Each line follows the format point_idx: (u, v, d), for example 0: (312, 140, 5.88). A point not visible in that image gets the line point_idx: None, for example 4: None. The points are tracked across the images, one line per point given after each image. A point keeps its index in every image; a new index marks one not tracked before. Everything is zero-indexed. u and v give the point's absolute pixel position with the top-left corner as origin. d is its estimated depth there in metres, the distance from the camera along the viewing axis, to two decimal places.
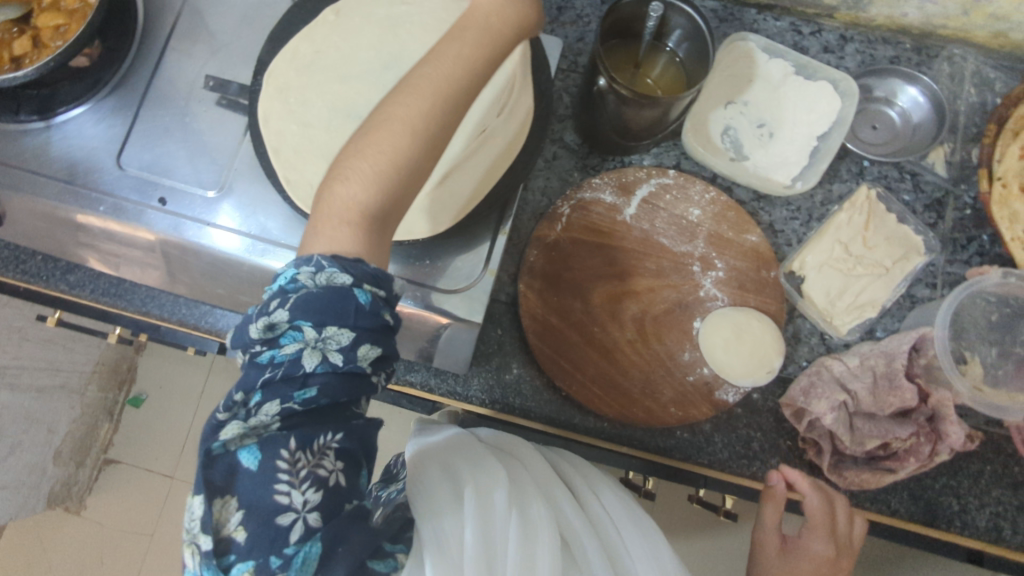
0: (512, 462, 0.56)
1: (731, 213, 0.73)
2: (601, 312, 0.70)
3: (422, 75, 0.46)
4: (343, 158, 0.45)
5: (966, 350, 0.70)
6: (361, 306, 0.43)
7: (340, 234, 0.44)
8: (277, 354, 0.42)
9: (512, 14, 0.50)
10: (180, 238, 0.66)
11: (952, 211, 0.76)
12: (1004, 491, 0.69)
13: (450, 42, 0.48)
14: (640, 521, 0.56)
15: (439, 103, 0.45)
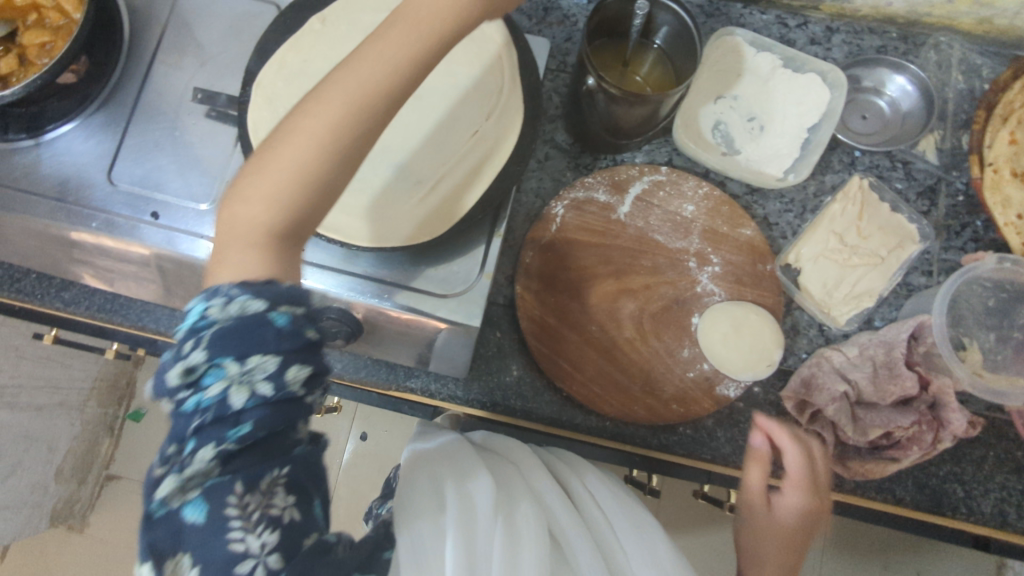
0: (503, 467, 0.55)
1: (724, 208, 0.73)
2: (599, 311, 0.70)
3: (332, 85, 0.45)
4: (248, 174, 0.45)
5: (964, 336, 0.70)
6: (281, 329, 0.39)
7: (248, 256, 0.43)
8: (202, 399, 0.37)
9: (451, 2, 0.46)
10: (173, 252, 0.65)
11: (945, 198, 0.77)
12: (1008, 476, 0.69)
13: (374, 40, 0.45)
14: (635, 517, 0.55)
15: (352, 113, 0.44)
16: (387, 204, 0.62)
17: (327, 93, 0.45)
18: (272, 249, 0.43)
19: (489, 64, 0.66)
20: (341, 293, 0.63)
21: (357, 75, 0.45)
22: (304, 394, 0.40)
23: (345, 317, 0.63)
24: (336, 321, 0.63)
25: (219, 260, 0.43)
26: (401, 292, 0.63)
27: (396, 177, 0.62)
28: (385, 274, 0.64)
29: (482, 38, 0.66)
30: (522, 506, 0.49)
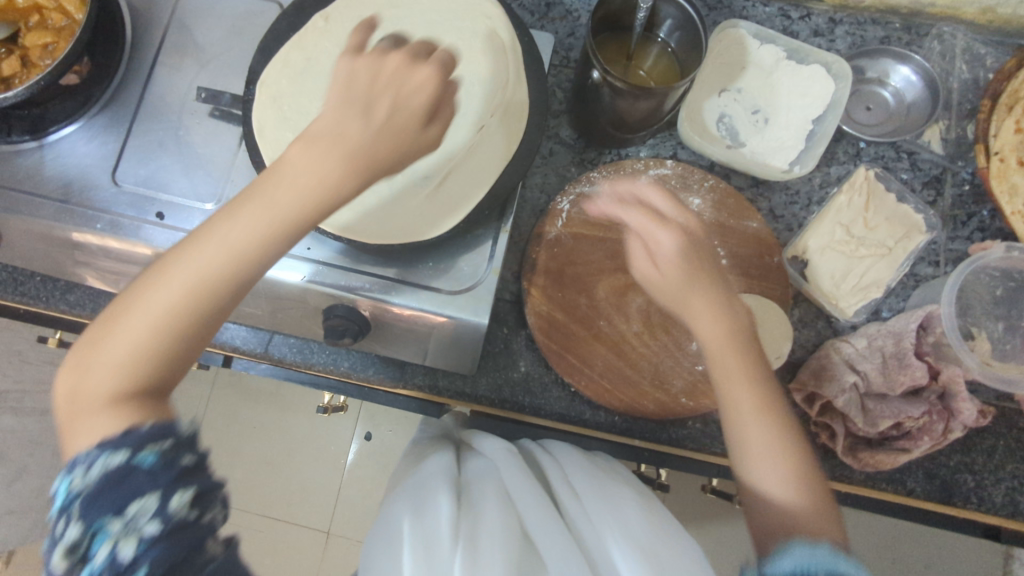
0: (478, 478, 0.55)
1: (730, 200, 0.73)
2: (607, 306, 0.70)
3: (189, 254, 0.43)
4: (95, 334, 0.43)
5: (972, 325, 0.70)
6: (148, 467, 0.39)
7: (98, 422, 0.41)
8: (92, 568, 0.37)
9: (331, 174, 0.43)
10: None
11: (951, 188, 0.76)
12: (1018, 465, 0.69)
13: (246, 211, 0.43)
14: (617, 500, 0.52)
15: (204, 295, 0.43)
16: None
17: (173, 269, 0.43)
18: (120, 411, 0.41)
19: None
20: (350, 292, 0.63)
21: (214, 250, 0.43)
22: (199, 514, 0.40)
23: (353, 316, 0.64)
24: (343, 319, 0.64)
25: (70, 432, 0.42)
26: (408, 290, 0.63)
27: None
28: (392, 273, 0.63)
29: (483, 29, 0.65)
30: (485, 510, 0.48)
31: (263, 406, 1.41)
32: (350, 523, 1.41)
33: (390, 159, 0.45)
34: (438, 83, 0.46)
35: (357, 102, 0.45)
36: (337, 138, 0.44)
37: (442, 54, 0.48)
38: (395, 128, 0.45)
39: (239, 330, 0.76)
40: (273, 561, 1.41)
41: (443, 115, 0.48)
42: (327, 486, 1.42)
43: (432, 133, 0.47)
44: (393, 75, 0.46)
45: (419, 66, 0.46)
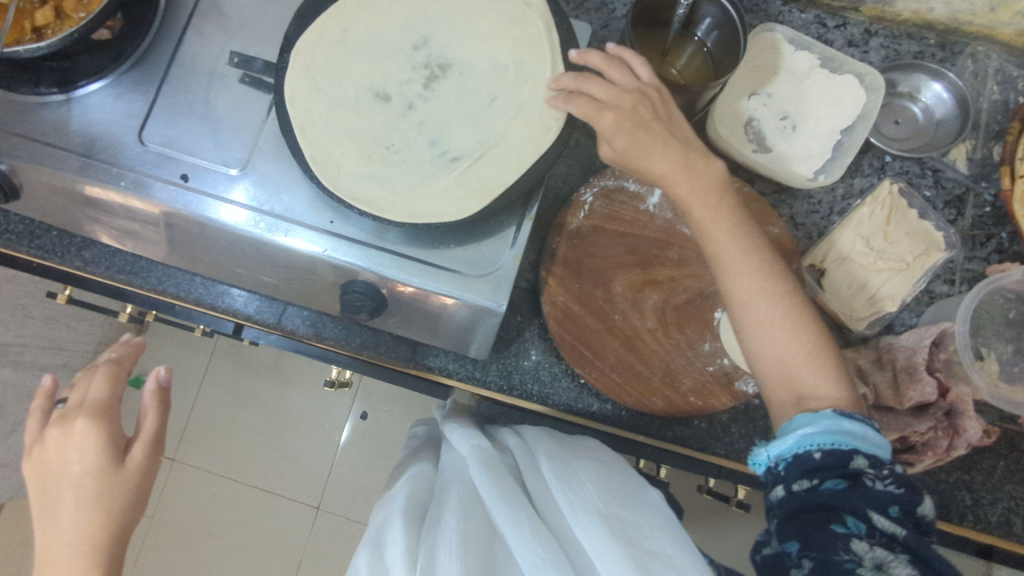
0: (451, 492, 0.62)
1: (754, 205, 0.73)
2: (622, 300, 0.70)
3: None
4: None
5: (981, 346, 0.70)
6: None
7: None
8: None
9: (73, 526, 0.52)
10: (188, 213, 0.63)
11: (972, 208, 0.77)
12: (1016, 486, 0.70)
13: None
14: (571, 470, 0.57)
15: None
16: (423, 182, 0.62)
17: None
18: None
19: (531, 48, 0.66)
20: (372, 269, 0.63)
21: None
22: None
23: (370, 292, 0.64)
24: (361, 294, 0.65)
25: None
26: (429, 271, 0.63)
27: (433, 155, 0.63)
28: (414, 253, 0.63)
29: (523, 22, 0.67)
30: (447, 526, 0.55)
31: (265, 377, 1.43)
32: (340, 499, 1.41)
33: (109, 506, 0.53)
34: (101, 429, 0.56)
35: (53, 486, 0.53)
36: (65, 539, 0.51)
37: (99, 393, 0.58)
38: (89, 480, 0.53)
39: (249, 299, 0.77)
40: (260, 534, 1.40)
41: (141, 434, 0.57)
42: (321, 460, 1.41)
43: (135, 458, 0.56)
44: (58, 455, 0.54)
45: (79, 422, 0.55)
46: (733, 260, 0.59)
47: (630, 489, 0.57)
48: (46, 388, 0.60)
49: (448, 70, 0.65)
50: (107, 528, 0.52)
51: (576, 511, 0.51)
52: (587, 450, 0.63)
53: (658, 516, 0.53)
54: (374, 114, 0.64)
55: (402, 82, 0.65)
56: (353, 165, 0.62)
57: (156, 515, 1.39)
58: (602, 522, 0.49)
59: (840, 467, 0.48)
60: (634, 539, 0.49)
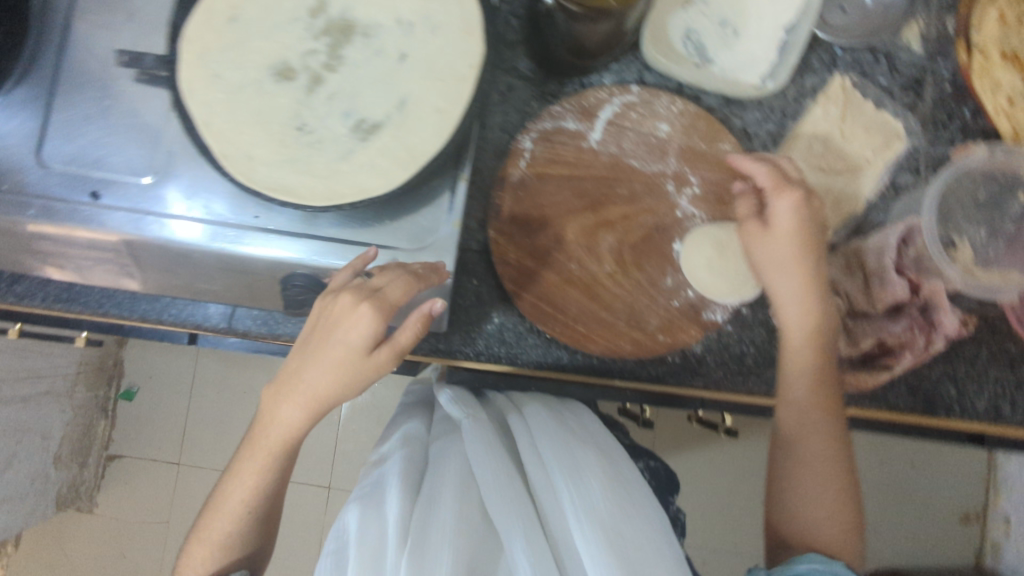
0: (441, 464, 0.58)
1: (700, 123, 0.70)
2: (577, 247, 0.68)
3: (224, 498, 0.62)
4: None
5: (953, 233, 0.66)
6: None
7: None
8: None
9: (326, 379, 0.56)
10: (125, 234, 0.59)
11: (931, 89, 0.71)
12: (1001, 371, 0.68)
13: (248, 456, 0.61)
14: (577, 459, 0.53)
15: (258, 487, 0.61)
16: (341, 160, 0.58)
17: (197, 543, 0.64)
18: None
19: None
20: (309, 259, 0.60)
21: (273, 440, 0.59)
22: None
23: (312, 284, 0.62)
24: (303, 288, 0.62)
25: None
26: (367, 251, 0.61)
27: (349, 129, 0.59)
28: (348, 236, 0.61)
29: None
30: (441, 504, 0.51)
31: (254, 370, 1.42)
32: (350, 477, 1.42)
33: (337, 384, 0.56)
34: (375, 323, 0.55)
35: (308, 341, 0.58)
36: (306, 387, 0.57)
37: (395, 293, 0.55)
38: (340, 357, 0.55)
39: (200, 309, 0.74)
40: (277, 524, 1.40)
41: (392, 341, 0.57)
42: (324, 441, 1.42)
43: (378, 358, 0.56)
44: (338, 316, 0.56)
45: (358, 306, 0.55)
46: (796, 416, 0.65)
47: (634, 496, 0.52)
48: (365, 256, 0.58)
49: (349, 33, 0.60)
50: (335, 397, 0.57)
51: (582, 522, 0.47)
52: (590, 441, 0.58)
53: (660, 534, 0.49)
54: (280, 95, 0.59)
55: (303, 54, 0.60)
56: (266, 155, 0.58)
57: (172, 519, 1.41)
58: (609, 544, 0.45)
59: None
60: (637, 564, 0.45)
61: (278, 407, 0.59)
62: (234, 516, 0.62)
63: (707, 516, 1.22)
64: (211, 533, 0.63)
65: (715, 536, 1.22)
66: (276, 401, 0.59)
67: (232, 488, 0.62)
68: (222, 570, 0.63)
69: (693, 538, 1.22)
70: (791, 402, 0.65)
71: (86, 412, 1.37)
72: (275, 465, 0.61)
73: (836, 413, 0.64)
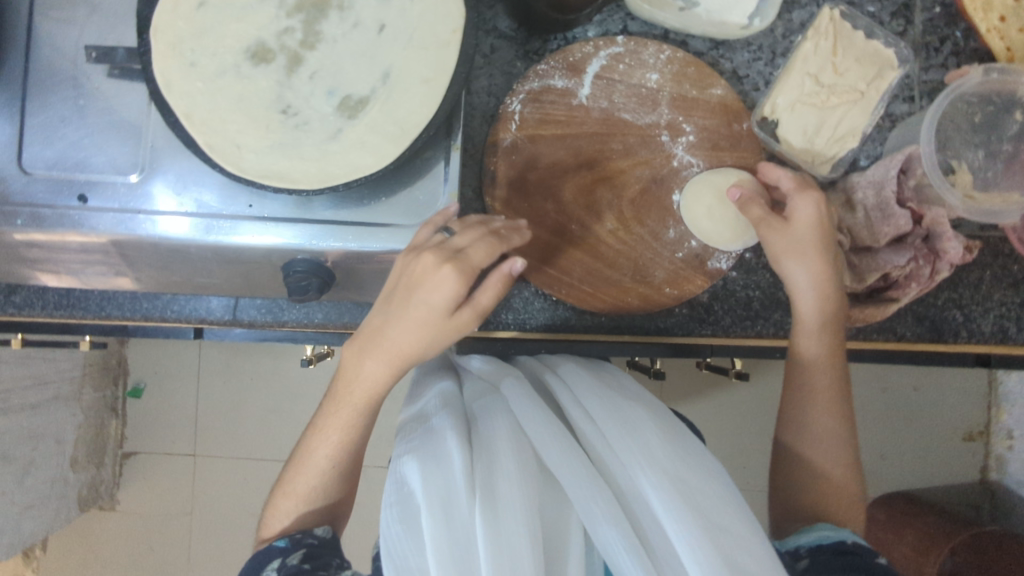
0: (490, 411, 0.55)
1: (690, 69, 0.68)
2: (576, 206, 0.67)
3: (307, 454, 0.57)
4: None
5: (952, 159, 0.66)
6: None
7: None
8: None
9: (410, 336, 0.53)
10: (115, 233, 0.59)
11: (921, 13, 0.70)
12: (1005, 292, 0.69)
13: (333, 413, 0.57)
14: (629, 410, 0.52)
15: (343, 445, 0.57)
16: (330, 140, 0.57)
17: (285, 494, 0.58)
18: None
19: None
20: (305, 243, 0.59)
21: (360, 395, 0.55)
22: None
23: (311, 268, 0.60)
24: (303, 274, 0.60)
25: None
26: (364, 232, 0.60)
27: (334, 107, 0.57)
28: (343, 218, 0.60)
29: None
30: (504, 451, 0.49)
31: (259, 354, 1.42)
32: None
33: (425, 343, 0.53)
34: (461, 282, 0.52)
35: (387, 296, 0.54)
36: (392, 345, 0.53)
37: (477, 255, 0.54)
38: (425, 317, 0.52)
39: (200, 302, 0.74)
40: None
41: (474, 301, 0.54)
42: None
43: (461, 318, 0.54)
44: (420, 275, 0.53)
45: (444, 266, 0.52)
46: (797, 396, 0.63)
47: (683, 434, 0.52)
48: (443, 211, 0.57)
49: (324, 7, 0.58)
50: (420, 355, 0.54)
51: (647, 471, 0.47)
52: (629, 390, 0.58)
53: (715, 469, 0.50)
54: (260, 78, 0.58)
55: (280, 33, 0.58)
56: (254, 141, 0.57)
57: (195, 509, 1.43)
58: (677, 493, 0.46)
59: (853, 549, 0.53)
60: (705, 507, 0.46)
61: (359, 364, 0.55)
62: (321, 470, 0.57)
63: (720, 457, 1.25)
64: (293, 486, 0.58)
65: (729, 475, 1.25)
66: (357, 358, 0.55)
67: (315, 445, 0.57)
68: (302, 525, 0.57)
69: None
70: (805, 383, 0.63)
71: (97, 413, 1.38)
72: (361, 422, 0.56)
73: (844, 393, 0.63)
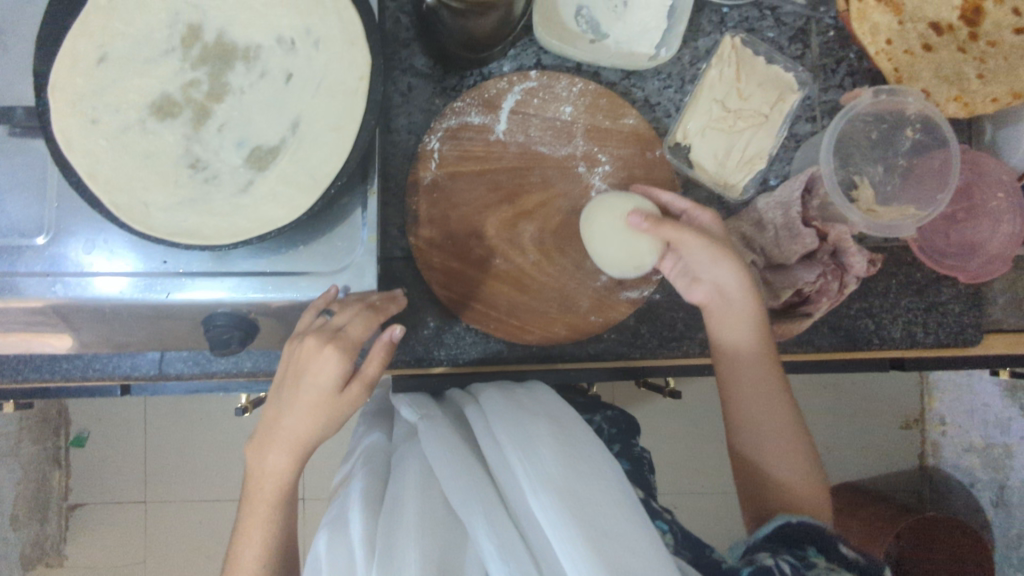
0: (405, 466, 0.56)
1: (603, 100, 0.70)
2: (499, 241, 0.68)
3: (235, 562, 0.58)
4: None
5: (854, 174, 0.70)
6: None
7: None
8: None
9: (302, 423, 0.57)
10: (20, 298, 0.57)
11: (817, 37, 0.74)
12: (911, 298, 0.73)
13: (252, 511, 0.58)
14: (528, 432, 0.53)
15: (267, 537, 0.58)
16: (240, 193, 0.57)
17: None
18: None
19: (311, 8, 0.59)
20: (227, 297, 0.59)
21: (271, 486, 0.58)
22: None
23: (233, 321, 0.59)
24: (225, 327, 0.58)
25: None
26: (285, 280, 0.59)
27: (242, 160, 0.57)
28: (264, 268, 0.59)
29: None
30: (409, 508, 0.49)
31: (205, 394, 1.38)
32: None
33: (320, 423, 0.57)
34: (342, 360, 0.56)
35: (281, 387, 0.58)
36: (287, 433, 0.57)
37: (355, 330, 0.57)
38: (313, 401, 0.56)
39: (124, 359, 0.72)
40: None
41: (361, 374, 0.58)
42: None
43: (348, 394, 0.57)
44: (306, 360, 0.57)
45: (325, 347, 0.56)
46: (757, 397, 0.63)
47: (585, 451, 0.53)
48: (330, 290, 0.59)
49: (229, 59, 0.58)
50: (315, 436, 0.57)
51: (538, 488, 0.47)
52: (539, 405, 0.59)
53: (612, 481, 0.50)
54: (165, 134, 0.57)
55: (183, 87, 0.57)
56: (161, 197, 0.56)
57: (150, 556, 1.36)
58: (562, 502, 0.46)
59: (815, 534, 0.55)
60: (597, 520, 0.46)
61: (263, 459, 0.58)
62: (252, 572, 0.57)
63: (673, 463, 1.28)
64: None
65: (682, 481, 1.28)
66: (261, 456, 0.58)
67: (240, 548, 0.58)
68: None
69: (662, 486, 1.26)
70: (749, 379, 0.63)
71: (35, 467, 1.30)
72: (279, 510, 0.58)
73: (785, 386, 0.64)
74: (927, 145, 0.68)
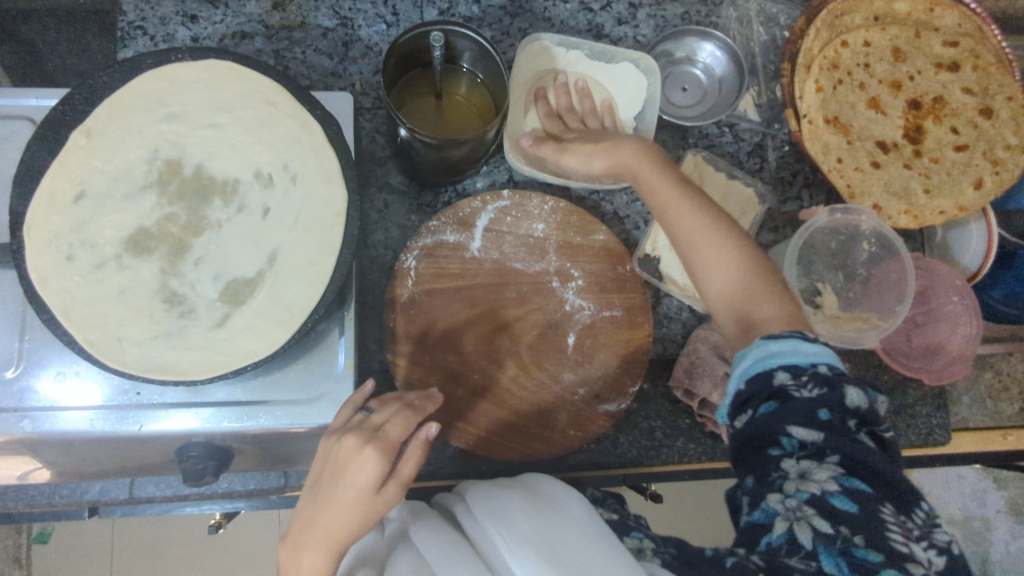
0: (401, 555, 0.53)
1: (573, 218, 0.73)
2: (476, 357, 0.69)
3: None
4: None
5: (817, 282, 0.73)
6: None
7: None
8: None
9: (344, 523, 0.50)
10: None
11: (773, 151, 0.80)
12: (881, 401, 0.75)
13: None
14: (503, 500, 0.52)
15: None
16: (218, 325, 0.57)
17: None
18: None
19: (289, 144, 0.61)
20: (202, 426, 0.57)
21: None
22: None
23: (208, 450, 0.59)
24: (198, 457, 0.58)
25: None
26: (259, 409, 0.58)
27: (220, 293, 0.58)
28: (239, 397, 0.58)
29: (273, 119, 0.62)
30: None
31: None
32: None
33: (356, 530, 0.50)
34: (383, 459, 0.51)
35: (315, 486, 0.52)
36: (322, 532, 0.50)
37: (394, 431, 0.53)
38: (352, 504, 0.50)
39: (93, 485, 0.71)
40: None
41: (397, 474, 0.52)
42: None
43: (389, 493, 0.51)
44: (345, 457, 0.52)
45: (365, 448, 0.51)
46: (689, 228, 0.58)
47: (564, 503, 0.52)
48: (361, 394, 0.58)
49: (207, 193, 0.59)
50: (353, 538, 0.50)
51: (515, 552, 0.46)
52: (518, 481, 0.57)
53: (590, 521, 0.49)
54: (142, 271, 0.57)
55: (160, 222, 0.58)
56: (137, 332, 0.56)
57: None
58: (532, 551, 0.46)
59: (769, 394, 0.48)
60: (568, 553, 0.45)
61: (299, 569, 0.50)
62: None
63: None
64: None
65: None
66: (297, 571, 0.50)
67: None
68: None
69: None
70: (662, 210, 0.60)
71: None
72: None
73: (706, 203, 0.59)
74: (883, 257, 0.72)
